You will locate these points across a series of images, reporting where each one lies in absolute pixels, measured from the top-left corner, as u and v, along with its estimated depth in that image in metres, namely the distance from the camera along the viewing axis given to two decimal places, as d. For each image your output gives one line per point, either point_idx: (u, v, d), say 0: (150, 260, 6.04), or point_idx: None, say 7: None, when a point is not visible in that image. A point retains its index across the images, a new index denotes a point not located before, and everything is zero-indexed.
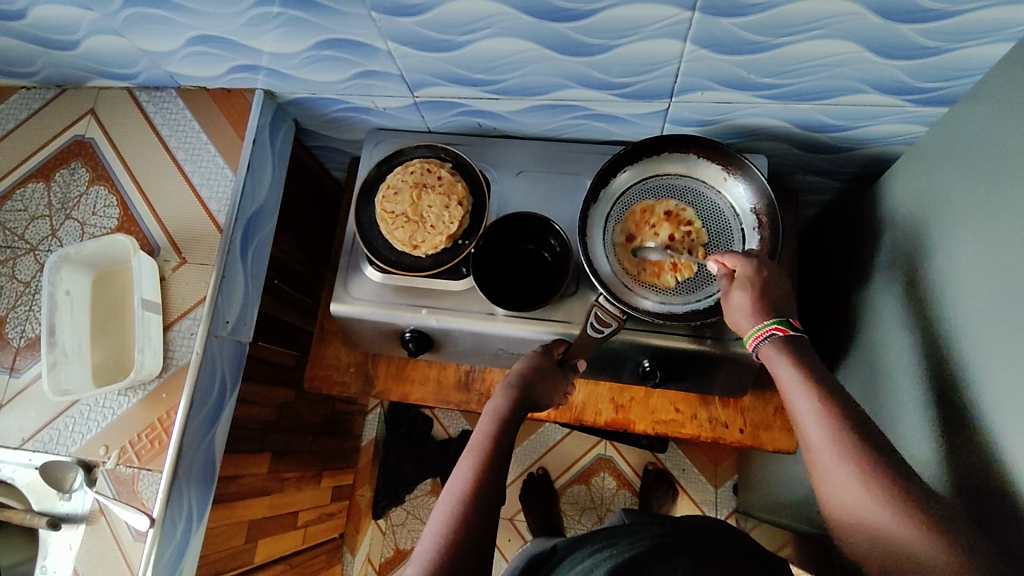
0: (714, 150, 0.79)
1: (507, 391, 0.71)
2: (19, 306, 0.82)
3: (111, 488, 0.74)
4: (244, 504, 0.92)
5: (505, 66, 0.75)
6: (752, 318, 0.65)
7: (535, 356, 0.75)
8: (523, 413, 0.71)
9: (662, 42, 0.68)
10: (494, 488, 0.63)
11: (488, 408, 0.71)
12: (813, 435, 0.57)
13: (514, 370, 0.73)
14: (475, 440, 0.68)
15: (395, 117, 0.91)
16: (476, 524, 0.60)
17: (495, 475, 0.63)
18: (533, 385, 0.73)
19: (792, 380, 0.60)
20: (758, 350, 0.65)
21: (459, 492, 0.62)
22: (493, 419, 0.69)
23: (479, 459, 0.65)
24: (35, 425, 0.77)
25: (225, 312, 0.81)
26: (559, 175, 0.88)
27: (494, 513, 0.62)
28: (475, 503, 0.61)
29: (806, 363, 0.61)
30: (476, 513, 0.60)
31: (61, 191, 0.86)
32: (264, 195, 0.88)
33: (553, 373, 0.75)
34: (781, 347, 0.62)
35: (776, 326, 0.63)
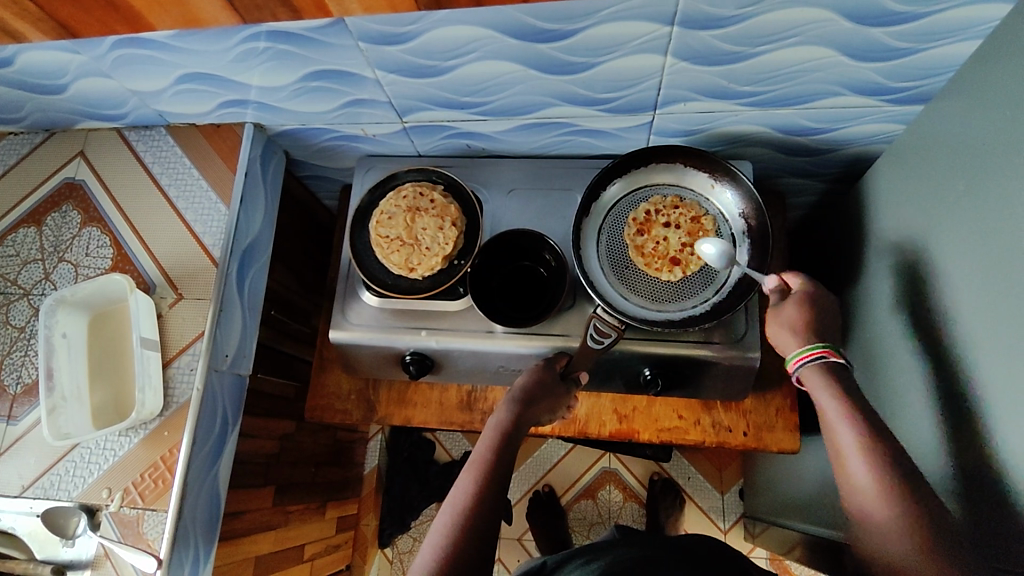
0: (700, 159, 0.81)
1: (511, 404, 0.71)
2: (14, 352, 0.81)
3: (115, 531, 0.73)
4: (248, 541, 0.90)
5: (491, 88, 0.76)
6: (803, 339, 0.67)
7: (538, 368, 0.75)
8: (525, 426, 0.71)
9: (643, 57, 0.69)
10: (496, 501, 0.63)
11: (491, 421, 0.72)
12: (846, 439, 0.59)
13: (519, 384, 0.74)
14: (477, 453, 0.68)
15: (385, 143, 0.92)
16: (478, 533, 0.60)
17: (495, 488, 0.63)
18: (537, 398, 0.73)
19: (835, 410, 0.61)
20: (799, 370, 0.67)
21: (461, 505, 0.62)
22: (495, 432, 0.69)
23: (482, 471, 0.65)
24: (34, 472, 0.76)
25: (224, 346, 0.81)
26: (549, 191, 0.89)
27: (494, 525, 0.61)
28: (476, 515, 0.61)
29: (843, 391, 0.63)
30: (477, 525, 0.60)
31: (53, 234, 0.86)
32: (257, 227, 0.88)
33: (555, 387, 0.75)
34: (825, 374, 0.64)
35: (827, 350, 0.65)
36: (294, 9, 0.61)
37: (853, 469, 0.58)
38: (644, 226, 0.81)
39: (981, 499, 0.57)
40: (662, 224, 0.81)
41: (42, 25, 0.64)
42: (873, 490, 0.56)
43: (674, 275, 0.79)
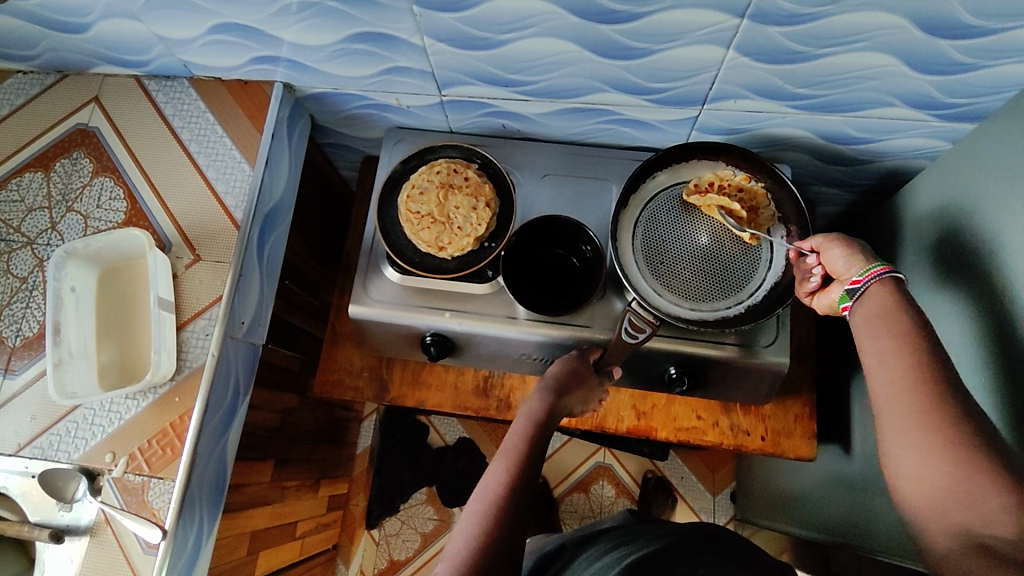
0: (744, 159, 0.80)
1: (544, 394, 0.70)
2: (15, 302, 0.77)
3: (118, 498, 0.69)
4: (245, 515, 0.87)
5: (541, 67, 0.74)
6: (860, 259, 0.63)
7: (571, 359, 0.74)
8: (557, 417, 0.70)
9: (705, 48, 0.68)
10: (529, 491, 0.61)
11: (522, 410, 0.70)
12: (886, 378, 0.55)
13: (551, 373, 0.72)
14: (509, 441, 0.66)
15: (417, 116, 0.89)
16: (510, 522, 0.58)
17: (528, 479, 0.62)
18: (569, 389, 0.72)
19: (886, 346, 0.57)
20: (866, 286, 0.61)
21: (492, 493, 0.60)
22: (528, 420, 0.68)
23: (516, 460, 0.63)
24: (31, 430, 0.72)
25: (240, 312, 0.77)
26: (584, 179, 0.87)
27: (526, 516, 0.60)
28: (509, 505, 0.59)
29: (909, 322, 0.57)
30: (509, 515, 0.58)
31: (62, 181, 0.81)
32: (280, 191, 0.85)
33: (588, 379, 0.74)
34: (889, 287, 0.60)
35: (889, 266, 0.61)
36: None
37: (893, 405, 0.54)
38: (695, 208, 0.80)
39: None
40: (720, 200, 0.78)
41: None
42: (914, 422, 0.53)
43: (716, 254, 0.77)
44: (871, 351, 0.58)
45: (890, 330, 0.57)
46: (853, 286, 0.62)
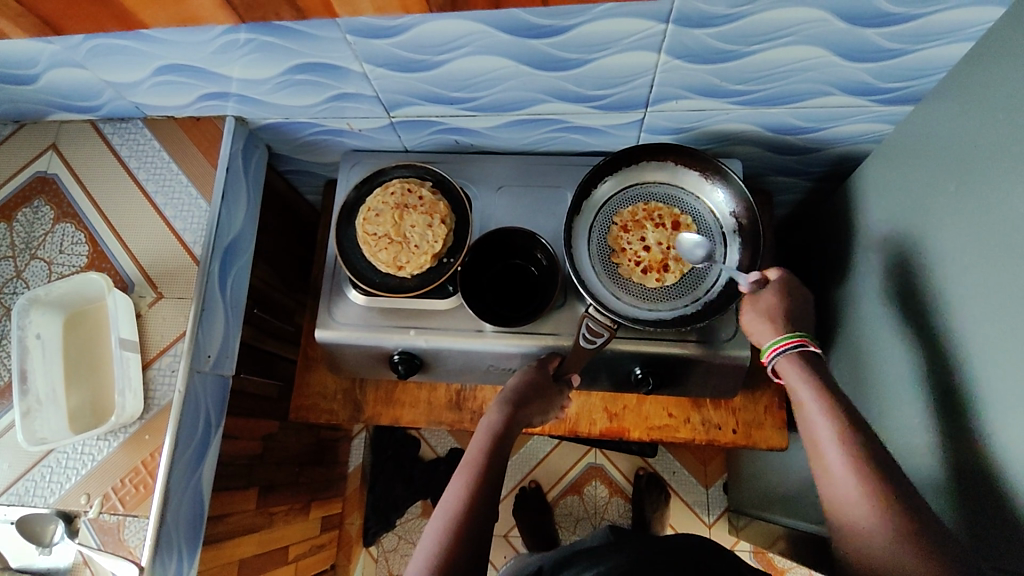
0: (692, 157, 0.81)
1: (503, 406, 0.72)
2: None
3: (95, 538, 0.71)
4: (231, 544, 0.88)
5: (481, 83, 0.75)
6: (772, 332, 0.72)
7: (530, 371, 0.76)
8: (518, 426, 0.71)
9: (637, 54, 0.69)
10: (489, 503, 0.63)
11: (483, 422, 0.71)
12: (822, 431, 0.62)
13: (511, 385, 0.74)
14: (469, 455, 0.67)
15: (371, 138, 0.90)
16: (471, 536, 0.59)
17: (488, 491, 0.63)
18: (528, 400, 0.73)
19: (808, 399, 0.65)
20: (773, 362, 0.70)
21: (454, 507, 0.61)
22: (487, 433, 0.69)
23: (475, 472, 0.65)
24: (8, 477, 0.73)
25: (206, 346, 0.79)
26: (539, 188, 0.88)
27: (488, 529, 0.61)
28: (470, 518, 0.60)
29: (821, 380, 0.66)
30: (469, 529, 0.60)
31: (24, 230, 0.82)
32: (239, 223, 0.86)
33: (547, 388, 0.76)
34: (797, 364, 0.68)
35: (798, 339, 0.70)
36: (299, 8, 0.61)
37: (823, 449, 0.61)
38: (679, 245, 0.80)
39: (986, 498, 0.58)
40: (646, 238, 0.81)
41: (24, 20, 0.63)
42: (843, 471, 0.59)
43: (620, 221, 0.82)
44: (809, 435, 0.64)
45: (818, 410, 0.63)
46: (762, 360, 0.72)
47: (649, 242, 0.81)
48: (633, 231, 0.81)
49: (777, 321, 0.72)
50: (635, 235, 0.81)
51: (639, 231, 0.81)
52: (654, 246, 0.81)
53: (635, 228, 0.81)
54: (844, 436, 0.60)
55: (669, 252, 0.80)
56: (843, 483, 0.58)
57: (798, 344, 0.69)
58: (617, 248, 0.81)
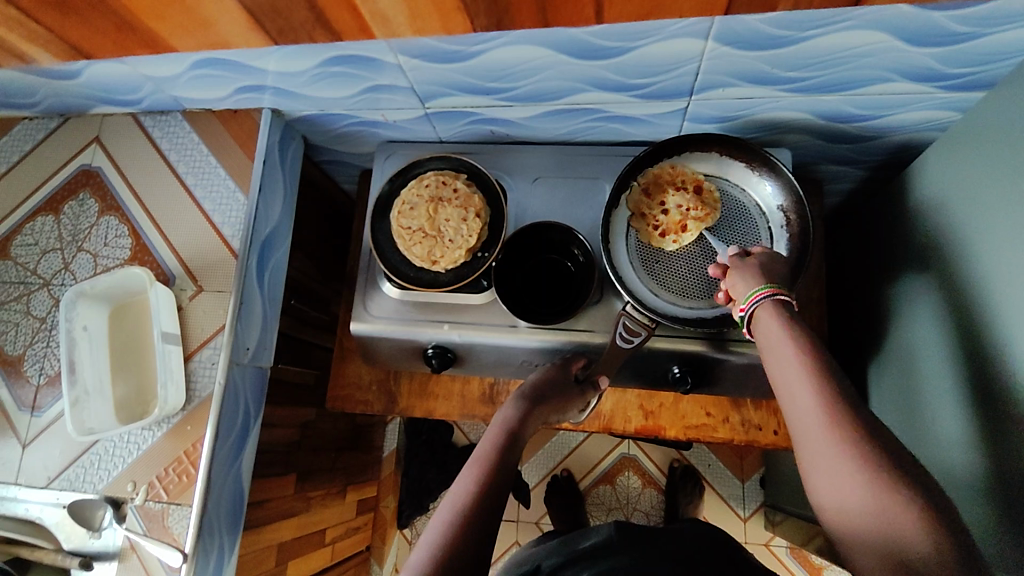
0: (739, 148, 0.77)
1: (521, 402, 0.69)
2: (36, 343, 0.80)
3: (141, 524, 0.73)
4: (272, 528, 0.90)
5: (518, 73, 0.73)
6: (749, 283, 0.62)
7: (548, 375, 0.74)
8: (534, 422, 0.69)
9: (683, 41, 0.65)
10: (500, 497, 0.57)
11: (497, 418, 0.68)
12: (797, 395, 0.52)
13: (531, 381, 0.72)
14: (481, 450, 0.63)
15: (405, 129, 0.89)
16: (480, 526, 0.54)
17: (500, 485, 0.58)
18: (546, 396, 0.71)
19: (785, 355, 0.55)
20: (751, 312, 0.61)
21: (461, 500, 0.56)
22: (502, 427, 0.66)
23: (485, 466, 0.60)
24: (60, 463, 0.76)
25: (245, 338, 0.79)
26: (576, 180, 0.86)
27: (496, 523, 0.55)
28: (481, 509, 0.55)
29: (798, 332, 0.56)
30: (478, 520, 0.54)
31: (72, 223, 0.84)
32: (276, 216, 0.86)
33: (568, 388, 0.74)
34: (777, 310, 0.59)
35: (770, 291, 0.60)
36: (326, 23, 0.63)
37: (800, 408, 0.52)
38: (701, 207, 0.77)
39: None
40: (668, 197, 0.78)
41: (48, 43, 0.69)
42: (823, 436, 0.49)
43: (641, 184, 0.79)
44: (780, 387, 0.55)
45: (792, 365, 0.54)
46: (741, 314, 0.62)
47: (672, 204, 0.77)
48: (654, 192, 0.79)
49: (755, 273, 0.63)
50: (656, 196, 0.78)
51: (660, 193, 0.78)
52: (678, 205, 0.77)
53: (660, 194, 0.79)
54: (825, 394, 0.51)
55: (689, 213, 0.76)
56: (822, 449, 0.49)
57: (773, 294, 0.60)
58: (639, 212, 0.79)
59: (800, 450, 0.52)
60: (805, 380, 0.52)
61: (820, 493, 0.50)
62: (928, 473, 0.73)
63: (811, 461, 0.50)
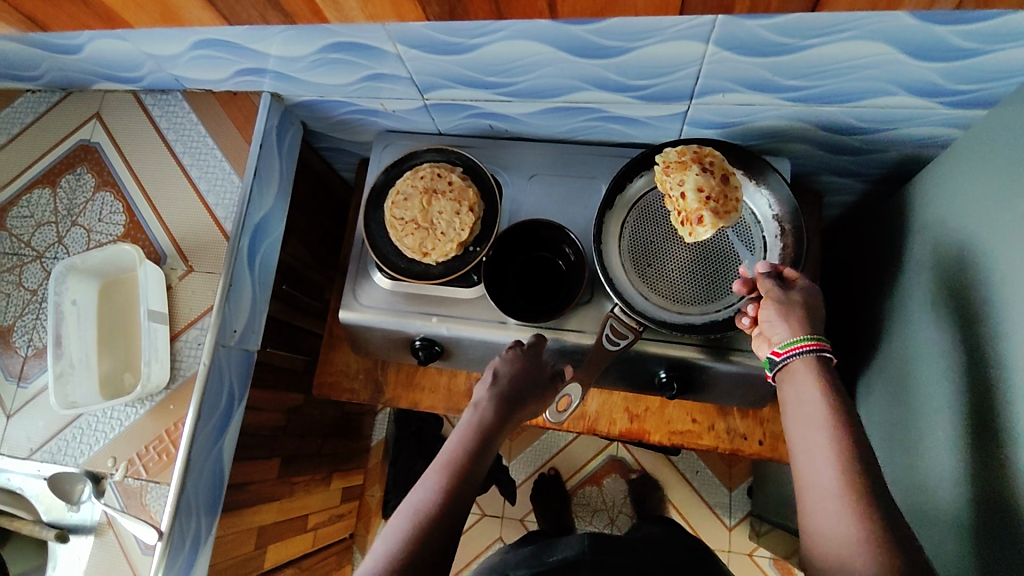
0: (737, 155, 0.76)
1: (490, 400, 0.65)
2: (26, 314, 0.81)
3: (119, 501, 0.73)
4: (253, 511, 0.90)
5: (517, 69, 0.73)
6: (788, 329, 0.61)
7: (521, 366, 0.69)
8: (504, 421, 0.65)
9: (682, 44, 0.65)
10: (459, 508, 0.57)
11: (466, 416, 0.65)
12: (818, 459, 0.54)
13: (501, 375, 0.68)
14: (445, 454, 0.61)
15: (404, 119, 0.89)
16: (435, 541, 0.55)
17: (460, 495, 0.58)
18: (517, 391, 0.67)
19: (813, 416, 0.56)
20: (785, 361, 0.61)
21: (417, 513, 0.56)
22: (470, 427, 0.63)
23: (448, 475, 0.59)
24: (42, 435, 0.76)
25: (233, 320, 0.79)
26: (573, 178, 0.85)
27: (454, 536, 0.56)
28: (435, 524, 0.55)
29: (833, 393, 0.56)
30: (433, 535, 0.55)
31: (67, 197, 0.85)
32: (271, 200, 0.86)
33: (540, 382, 0.70)
34: (815, 366, 0.59)
35: (812, 342, 0.60)
36: (287, 13, 0.61)
37: (817, 468, 0.53)
38: (721, 200, 0.70)
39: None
40: (692, 175, 0.70)
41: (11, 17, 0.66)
42: (833, 500, 0.51)
43: (670, 155, 0.72)
44: (798, 445, 0.56)
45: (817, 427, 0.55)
46: (775, 358, 0.62)
47: (694, 187, 0.69)
48: (681, 163, 0.71)
49: (795, 316, 0.62)
50: (678, 173, 0.71)
51: (681, 167, 0.71)
52: (701, 190, 0.69)
53: (678, 169, 0.71)
54: (844, 461, 0.52)
55: (709, 203, 0.69)
56: (828, 513, 0.51)
57: (817, 347, 0.59)
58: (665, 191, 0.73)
59: (806, 509, 0.53)
60: (827, 445, 0.53)
61: (815, 550, 0.52)
62: (915, 492, 0.73)
63: (814, 519, 0.52)
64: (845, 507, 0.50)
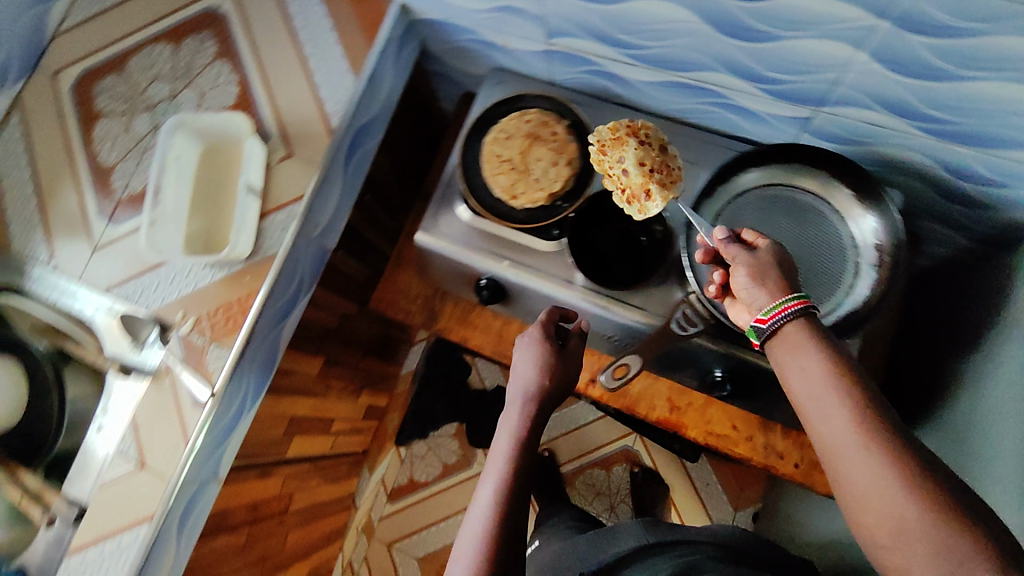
0: (851, 174, 0.74)
1: (530, 395, 0.68)
2: (129, 159, 0.84)
3: (181, 352, 0.76)
4: (291, 399, 0.94)
5: (654, 33, 0.71)
6: (772, 295, 0.57)
7: (555, 352, 0.70)
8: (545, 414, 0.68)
9: (833, 44, 0.62)
10: (520, 510, 0.61)
11: (511, 413, 0.68)
12: (833, 424, 0.50)
13: (531, 364, 0.70)
14: (499, 454, 0.65)
15: (521, 60, 0.88)
16: (503, 550, 0.58)
17: (518, 495, 0.61)
18: (552, 377, 0.69)
19: (818, 377, 0.52)
20: (772, 327, 0.56)
21: (484, 523, 0.60)
22: (517, 425, 0.66)
23: (506, 476, 0.62)
24: (121, 275, 0.80)
25: (319, 214, 0.81)
26: (676, 158, 0.84)
27: (519, 537, 0.60)
28: (501, 534, 0.59)
29: (833, 351, 0.53)
30: (501, 541, 0.59)
31: (187, 58, 0.87)
32: (377, 108, 0.88)
33: (568, 358, 0.72)
34: (806, 327, 0.54)
35: (799, 302, 0.55)
36: None
37: (835, 434, 0.49)
38: (665, 173, 0.74)
39: None
40: (625, 151, 0.74)
41: None
42: (861, 465, 0.47)
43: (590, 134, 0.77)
44: (809, 413, 0.52)
45: (825, 387, 0.51)
46: (759, 325, 0.57)
47: (632, 160, 0.73)
48: (604, 142, 0.76)
49: (774, 278, 0.58)
50: (615, 150, 0.75)
51: (619, 146, 0.75)
52: (640, 164, 0.73)
53: (615, 146, 0.75)
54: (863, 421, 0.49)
55: (653, 175, 0.73)
56: (860, 476, 0.47)
57: (802, 305, 0.55)
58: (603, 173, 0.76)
59: (834, 476, 0.50)
60: (842, 408, 0.50)
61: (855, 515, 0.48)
62: None
63: (846, 485, 0.48)
64: (888, 478, 0.46)
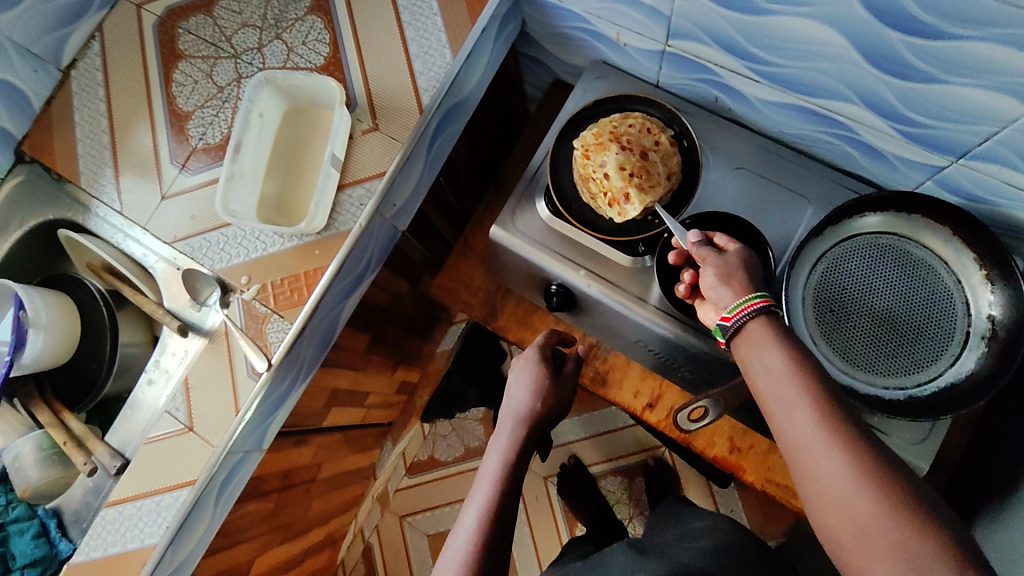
0: (977, 237, 0.68)
1: (525, 408, 0.69)
2: (207, 107, 0.80)
3: (241, 319, 0.74)
4: (336, 374, 0.92)
5: (790, 52, 0.65)
6: (737, 294, 0.55)
7: (550, 375, 0.72)
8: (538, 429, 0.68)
9: (1000, 97, 0.56)
10: (508, 530, 0.59)
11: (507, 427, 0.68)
12: (796, 420, 0.47)
13: (529, 379, 0.71)
14: (490, 465, 0.64)
15: (629, 58, 0.82)
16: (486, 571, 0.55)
17: (507, 512, 0.59)
18: (547, 395, 0.71)
19: (779, 369, 0.50)
20: (735, 325, 0.54)
21: (471, 535, 0.57)
22: (512, 438, 0.66)
23: (495, 488, 0.61)
24: (188, 228, 0.77)
25: (396, 194, 0.77)
26: (781, 188, 0.78)
27: (504, 559, 0.57)
28: (488, 551, 0.56)
29: (795, 345, 0.51)
30: (487, 559, 0.56)
31: (279, 7, 0.82)
32: (470, 88, 0.82)
33: (562, 380, 0.73)
34: (770, 325, 0.52)
35: (760, 300, 0.53)
36: None
37: (798, 430, 0.47)
38: (645, 174, 0.71)
39: None
40: (607, 154, 0.72)
41: None
42: (823, 462, 0.45)
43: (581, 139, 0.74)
44: (773, 410, 0.50)
45: (786, 377, 0.49)
46: (724, 324, 0.55)
47: (611, 163, 0.71)
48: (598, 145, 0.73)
49: (739, 278, 0.56)
50: (598, 155, 0.72)
51: (598, 149, 0.73)
52: (623, 168, 0.71)
53: (598, 151, 0.73)
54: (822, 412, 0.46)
55: (632, 179, 0.70)
56: (823, 477, 0.44)
57: (764, 304, 0.53)
58: (586, 176, 0.74)
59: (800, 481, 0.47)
60: (802, 401, 0.47)
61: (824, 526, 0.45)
62: None
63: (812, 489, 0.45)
64: (851, 474, 0.44)
